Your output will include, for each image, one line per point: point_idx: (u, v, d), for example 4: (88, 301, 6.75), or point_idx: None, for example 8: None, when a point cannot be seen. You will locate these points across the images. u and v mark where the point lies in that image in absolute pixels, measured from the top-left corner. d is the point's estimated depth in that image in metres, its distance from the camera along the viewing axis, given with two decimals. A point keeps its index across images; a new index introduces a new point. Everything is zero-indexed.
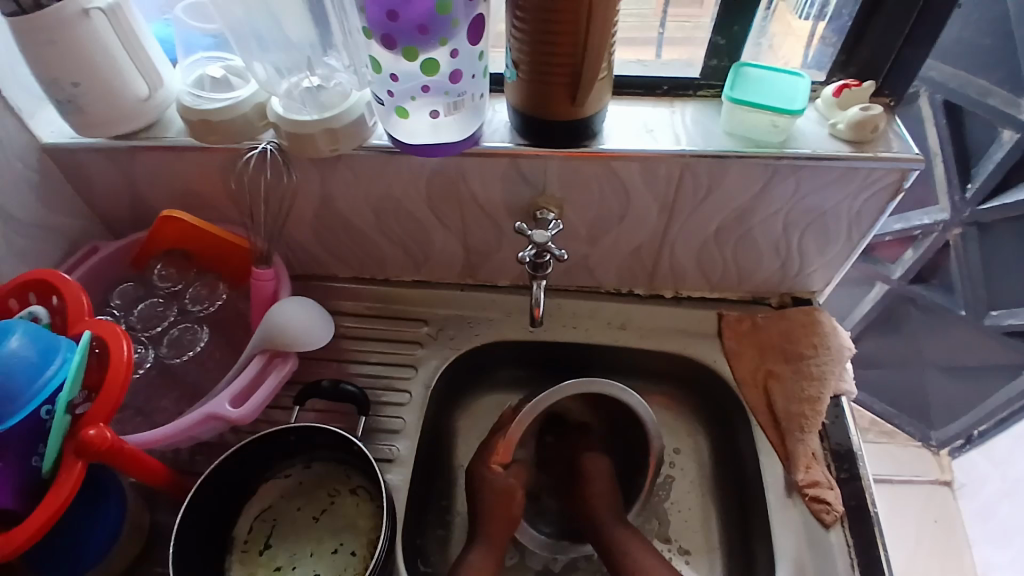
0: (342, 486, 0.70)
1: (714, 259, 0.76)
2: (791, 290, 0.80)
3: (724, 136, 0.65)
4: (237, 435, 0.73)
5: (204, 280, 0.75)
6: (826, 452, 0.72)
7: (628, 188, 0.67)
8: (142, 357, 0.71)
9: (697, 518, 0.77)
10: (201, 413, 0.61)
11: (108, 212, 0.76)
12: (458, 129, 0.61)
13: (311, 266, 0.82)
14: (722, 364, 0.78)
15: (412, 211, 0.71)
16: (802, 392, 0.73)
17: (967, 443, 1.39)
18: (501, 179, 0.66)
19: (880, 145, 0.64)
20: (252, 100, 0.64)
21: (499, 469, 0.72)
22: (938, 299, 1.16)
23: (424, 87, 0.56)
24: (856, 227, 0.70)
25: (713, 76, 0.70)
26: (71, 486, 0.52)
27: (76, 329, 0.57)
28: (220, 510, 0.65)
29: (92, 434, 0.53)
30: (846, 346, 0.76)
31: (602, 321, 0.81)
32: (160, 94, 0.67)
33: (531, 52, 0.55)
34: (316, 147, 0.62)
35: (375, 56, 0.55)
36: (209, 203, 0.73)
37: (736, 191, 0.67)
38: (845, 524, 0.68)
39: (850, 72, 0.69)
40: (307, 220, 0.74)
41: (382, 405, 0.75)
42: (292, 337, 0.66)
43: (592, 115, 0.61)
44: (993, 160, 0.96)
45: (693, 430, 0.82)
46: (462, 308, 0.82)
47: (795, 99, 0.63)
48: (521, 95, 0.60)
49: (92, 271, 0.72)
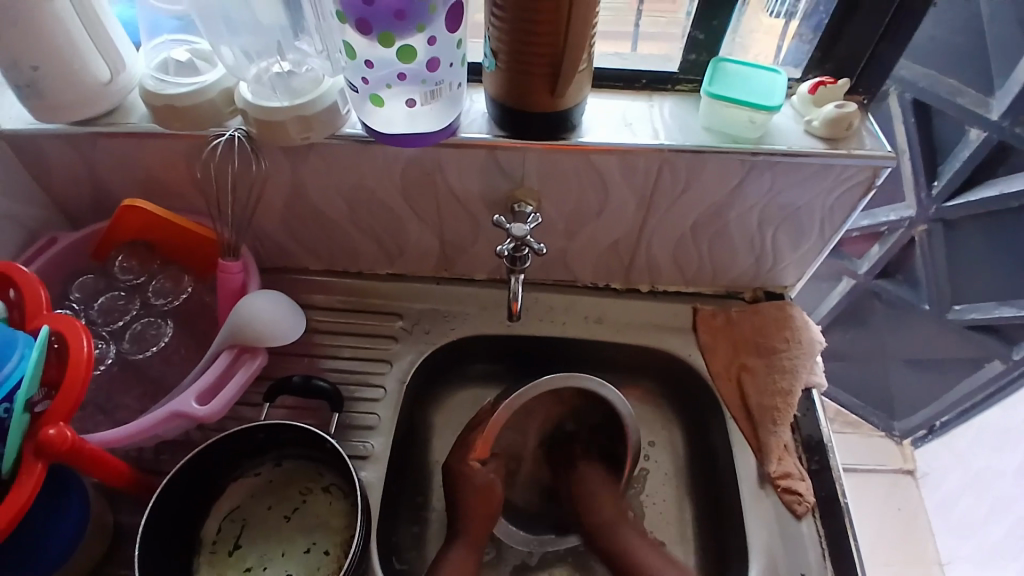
0: (314, 483, 0.68)
1: (690, 254, 0.76)
2: (763, 284, 0.81)
3: (702, 131, 0.65)
4: (203, 433, 0.71)
5: (168, 272, 0.72)
6: (797, 443, 0.73)
7: (607, 182, 0.66)
8: (104, 352, 0.68)
9: (672, 510, 0.77)
10: (166, 410, 0.58)
11: (67, 201, 0.73)
12: (434, 119, 0.59)
13: (280, 258, 0.79)
14: (697, 358, 0.78)
15: (386, 202, 0.70)
16: (774, 385, 0.74)
17: (930, 433, 1.44)
18: (477, 170, 0.65)
19: (853, 143, 0.64)
20: (219, 85, 0.61)
21: (477, 466, 0.70)
22: (903, 294, 1.19)
23: (401, 75, 0.55)
24: (829, 224, 0.71)
25: (691, 71, 0.70)
26: (31, 488, 0.50)
27: (33, 325, 0.55)
28: (186, 511, 0.63)
29: (52, 434, 0.51)
30: (817, 340, 0.77)
31: (578, 315, 0.81)
32: (122, 78, 0.64)
33: (511, 42, 0.54)
34: (287, 134, 0.60)
35: (349, 41, 0.53)
36: (175, 192, 0.71)
37: (712, 187, 0.67)
38: (816, 515, 0.69)
39: (826, 69, 0.70)
40: (277, 211, 0.72)
41: (354, 400, 0.73)
42: (260, 331, 0.64)
43: (571, 108, 0.60)
44: (959, 159, 0.98)
45: (668, 423, 0.83)
46: (436, 302, 0.80)
47: (774, 95, 0.63)
48: (500, 85, 0.58)
49: (49, 263, 0.68)
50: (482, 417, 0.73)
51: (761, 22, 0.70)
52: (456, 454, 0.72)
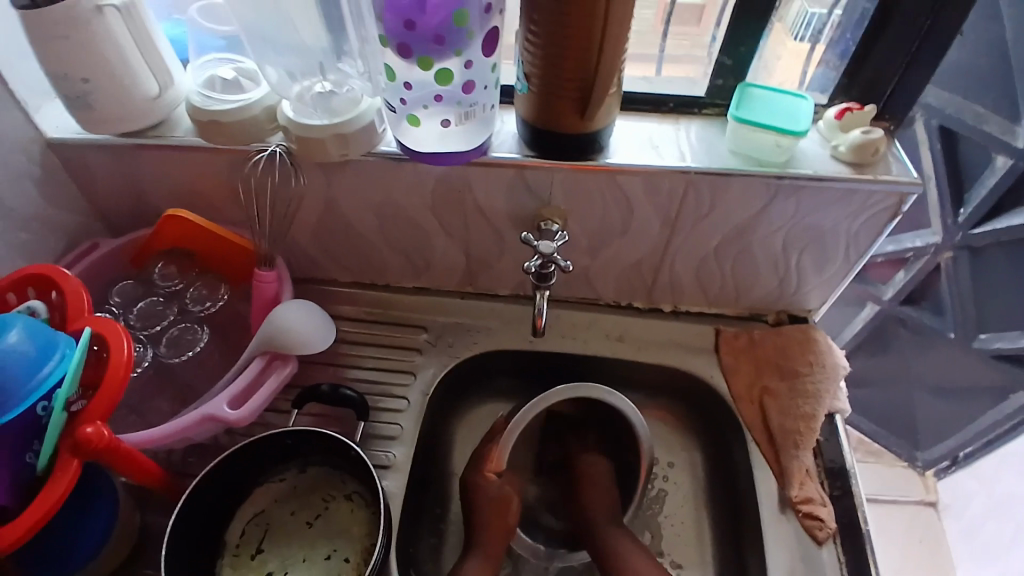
0: (337, 491, 0.70)
1: (713, 275, 0.77)
2: (787, 307, 0.81)
3: (728, 154, 0.66)
4: (231, 438, 0.72)
5: (205, 280, 0.74)
6: (819, 469, 0.72)
7: (632, 202, 0.67)
8: (141, 355, 0.70)
9: (690, 531, 0.77)
10: (198, 414, 0.60)
11: (109, 209, 0.76)
12: (466, 139, 0.61)
13: (310, 269, 0.82)
14: (718, 378, 0.79)
15: (415, 217, 0.72)
16: (798, 409, 0.74)
17: (953, 464, 1.40)
18: (506, 189, 0.67)
19: (880, 168, 0.65)
20: (263, 102, 0.64)
21: (493, 478, 0.71)
22: (927, 320, 1.18)
23: (437, 96, 0.57)
24: (854, 248, 0.71)
25: (718, 95, 0.72)
26: (65, 485, 0.52)
27: (75, 326, 0.57)
28: (212, 513, 0.65)
29: (90, 433, 0.53)
30: (840, 364, 0.77)
31: (600, 333, 0.81)
32: (170, 93, 0.67)
33: (543, 66, 0.56)
34: (324, 150, 0.62)
35: (390, 64, 0.55)
36: (212, 203, 0.73)
37: (737, 210, 0.68)
38: (837, 540, 0.68)
39: (852, 95, 0.71)
40: (310, 223, 0.74)
41: (379, 411, 0.75)
42: (291, 340, 0.66)
43: (599, 130, 0.61)
44: (985, 187, 0.97)
45: (688, 444, 0.83)
46: (460, 316, 0.82)
47: (800, 121, 0.64)
48: (531, 108, 0.60)
49: (92, 268, 0.71)
50: (496, 432, 0.74)
51: (784, 46, 0.71)
52: (473, 466, 0.73)
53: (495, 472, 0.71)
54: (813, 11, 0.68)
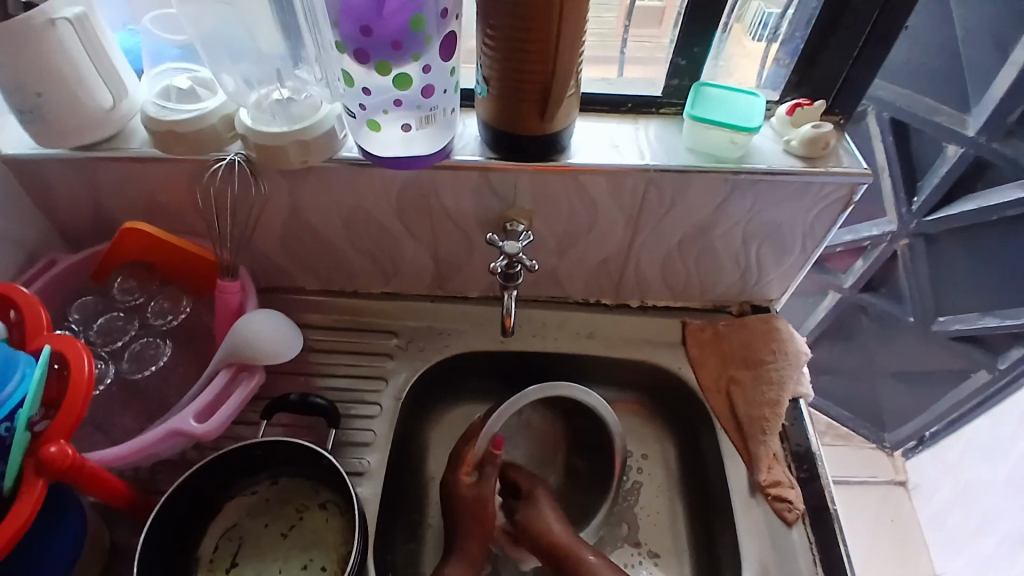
0: (310, 500, 0.69)
1: (678, 270, 0.78)
2: (750, 298, 0.83)
3: (686, 152, 0.68)
4: (199, 453, 0.71)
5: (166, 292, 0.73)
6: (786, 453, 0.75)
7: (596, 202, 0.69)
8: (103, 371, 0.69)
9: (666, 522, 0.78)
10: (164, 428, 0.59)
11: (67, 223, 0.74)
12: (429, 142, 0.61)
13: (277, 279, 0.81)
14: (686, 371, 0.80)
15: (382, 222, 0.71)
16: (763, 396, 0.76)
17: (919, 444, 1.46)
18: (472, 192, 0.67)
19: (830, 161, 0.67)
20: (219, 112, 0.63)
21: (468, 479, 0.71)
22: (889, 307, 1.22)
23: (397, 101, 0.57)
24: (810, 238, 0.73)
25: (673, 95, 0.73)
26: (32, 505, 0.51)
27: (34, 344, 0.56)
28: (182, 530, 0.63)
29: (53, 452, 0.51)
30: (802, 351, 0.79)
31: (570, 330, 0.83)
32: (124, 104, 0.65)
33: (503, 69, 0.56)
34: (286, 158, 0.62)
35: (348, 70, 0.55)
36: (174, 213, 0.72)
37: (697, 206, 0.69)
38: (806, 523, 0.70)
39: (802, 92, 0.73)
40: (275, 231, 0.73)
41: (351, 418, 0.74)
42: (256, 352, 0.65)
43: (560, 130, 0.62)
44: (937, 175, 1.01)
45: (661, 437, 0.84)
46: (431, 320, 0.82)
47: (752, 118, 0.66)
48: (492, 110, 0.61)
49: (50, 283, 0.69)
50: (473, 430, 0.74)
51: (745, 45, 0.73)
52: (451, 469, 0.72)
53: (471, 473, 0.71)
54: (768, 11, 0.70)
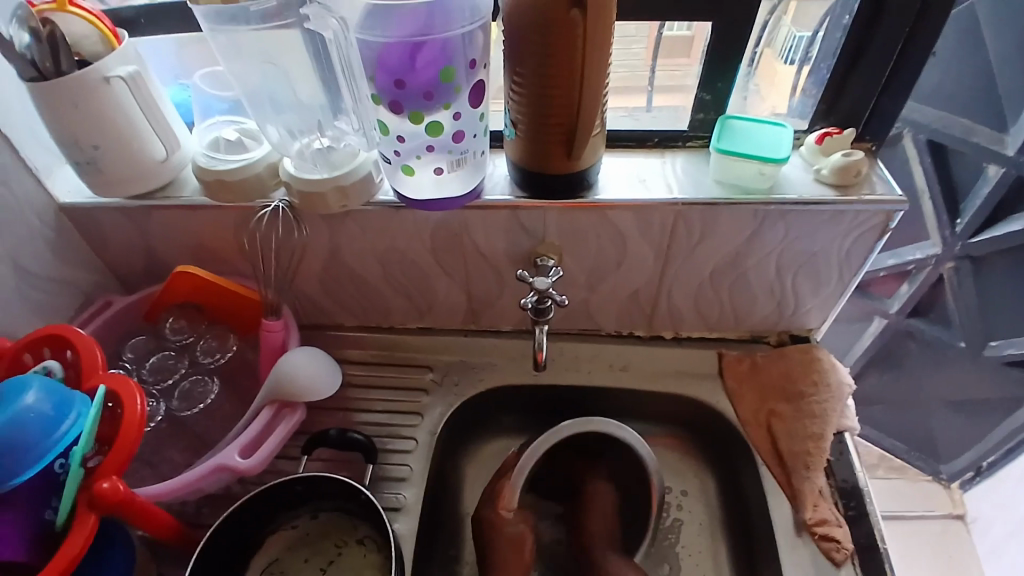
0: (348, 536, 0.70)
1: (711, 301, 0.78)
2: (788, 328, 0.82)
3: (714, 184, 0.68)
4: (243, 487, 0.73)
5: (215, 331, 0.76)
6: (832, 490, 0.72)
7: (625, 235, 0.69)
8: (154, 409, 0.72)
9: (707, 559, 0.76)
10: (210, 465, 0.61)
11: (123, 267, 0.79)
12: (460, 184, 0.63)
13: (316, 316, 0.84)
14: (724, 403, 0.79)
15: (416, 261, 0.74)
16: (806, 430, 0.74)
17: (977, 475, 1.38)
18: (503, 230, 0.69)
19: (863, 189, 0.67)
20: (265, 160, 0.67)
21: (506, 515, 0.71)
22: (936, 333, 1.18)
23: (429, 147, 0.59)
24: (847, 267, 0.72)
25: (700, 128, 0.74)
26: (83, 539, 0.53)
27: (89, 383, 0.59)
28: (225, 565, 0.65)
29: (105, 488, 0.54)
30: (845, 382, 0.77)
31: (604, 363, 0.83)
32: (176, 155, 0.70)
33: (529, 112, 0.59)
34: (326, 203, 0.65)
35: (383, 120, 0.58)
36: (221, 257, 0.76)
37: (728, 237, 0.69)
38: (856, 563, 0.68)
39: (831, 121, 0.73)
40: (315, 272, 0.76)
41: (388, 453, 0.75)
42: (298, 387, 0.67)
43: (587, 168, 0.63)
44: (979, 197, 0.99)
45: (699, 470, 0.82)
46: (465, 355, 0.83)
47: (780, 148, 0.66)
48: (520, 151, 0.63)
49: (105, 324, 0.74)
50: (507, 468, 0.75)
51: (777, 68, 0.74)
52: (487, 505, 0.72)
53: (507, 509, 0.71)
54: (799, 36, 0.71)
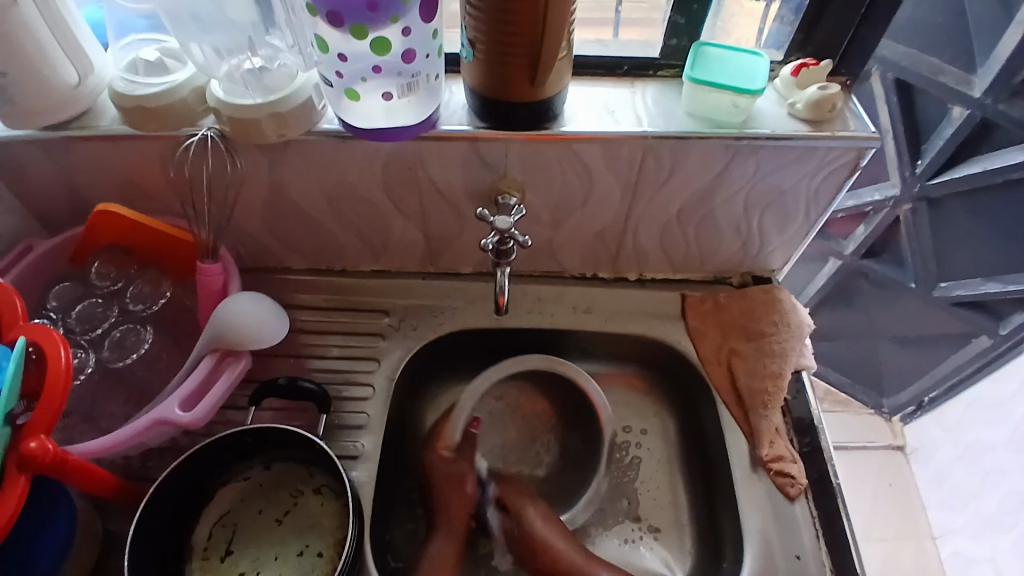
0: (304, 485, 0.68)
1: (676, 239, 0.75)
2: (751, 269, 0.81)
3: (686, 117, 0.64)
4: (190, 438, 0.70)
5: (146, 276, 0.70)
6: (788, 426, 0.73)
7: (591, 171, 0.65)
8: (83, 361, 0.67)
9: (666, 496, 0.77)
10: (148, 418, 0.57)
11: (42, 206, 0.71)
12: (413, 112, 0.58)
13: (262, 258, 0.78)
14: (686, 344, 0.78)
15: (368, 197, 0.68)
16: (765, 368, 0.74)
17: (918, 409, 1.45)
18: (460, 163, 0.64)
19: (837, 125, 0.64)
20: (190, 84, 0.60)
21: (445, 455, 0.72)
22: (890, 273, 1.20)
23: (376, 68, 0.54)
24: (815, 205, 0.70)
25: (673, 56, 0.69)
26: (13, 505, 0.49)
27: (10, 336, 0.54)
28: (174, 520, 0.62)
29: (34, 447, 0.49)
30: (804, 323, 0.76)
31: (567, 305, 0.80)
32: (91, 80, 0.61)
33: (488, 31, 0.53)
34: (261, 131, 0.58)
35: (322, 35, 0.52)
36: (153, 194, 0.69)
37: (696, 174, 0.66)
38: (809, 497, 0.69)
39: (808, 51, 0.69)
40: (257, 209, 0.70)
41: (344, 400, 0.73)
42: (241, 335, 0.63)
43: (552, 97, 0.59)
44: (942, 137, 0.98)
45: (659, 410, 0.82)
46: (423, 298, 0.80)
47: (756, 78, 0.62)
48: (479, 77, 0.57)
49: (27, 270, 0.66)
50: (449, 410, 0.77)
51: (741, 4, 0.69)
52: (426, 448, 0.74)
53: (446, 448, 0.73)
54: None
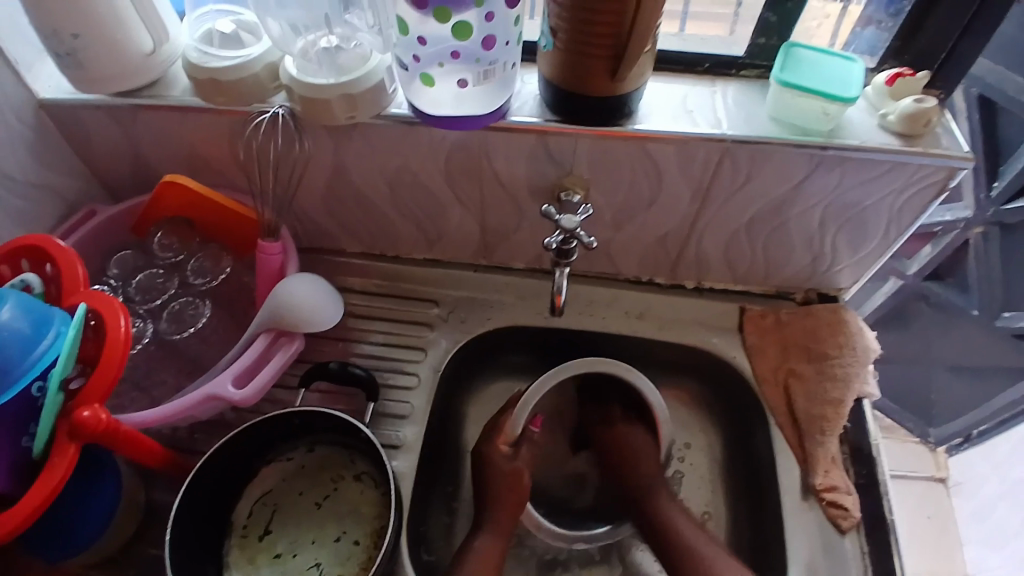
0: (345, 470, 0.67)
1: (742, 250, 0.72)
2: (817, 286, 0.77)
3: (769, 122, 0.61)
4: (236, 414, 0.70)
5: (207, 251, 0.71)
6: (844, 456, 0.69)
7: (661, 172, 0.63)
8: (142, 330, 0.67)
9: (710, 517, 0.74)
10: (200, 393, 0.57)
11: (108, 173, 0.72)
12: (483, 102, 0.56)
13: (318, 239, 0.78)
14: (743, 360, 0.75)
15: (427, 185, 0.67)
16: (826, 394, 0.70)
17: (966, 441, 1.38)
18: (526, 157, 0.62)
19: (929, 141, 0.60)
20: (264, 59, 0.59)
21: (504, 449, 0.71)
22: (953, 298, 1.13)
23: (454, 53, 0.52)
24: (895, 225, 0.66)
25: (759, 56, 0.66)
26: (63, 470, 0.49)
27: (70, 301, 0.54)
28: (218, 496, 0.62)
29: (87, 416, 0.50)
30: (872, 348, 0.72)
31: (620, 310, 0.78)
32: (165, 49, 0.62)
33: (572, 20, 0.51)
34: (331, 113, 0.58)
35: (403, 17, 0.51)
36: (216, 170, 0.69)
37: (771, 183, 0.63)
38: (861, 532, 0.66)
39: (905, 61, 0.65)
40: (317, 191, 0.70)
41: (389, 388, 0.72)
42: (297, 316, 0.63)
43: (630, 93, 0.56)
44: (1021, 161, 0.91)
45: (707, 425, 0.79)
46: (473, 290, 0.78)
47: (851, 85, 0.59)
48: (556, 66, 0.55)
49: (88, 235, 0.68)
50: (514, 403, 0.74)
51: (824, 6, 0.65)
52: (486, 439, 0.72)
53: (507, 443, 0.71)
54: None
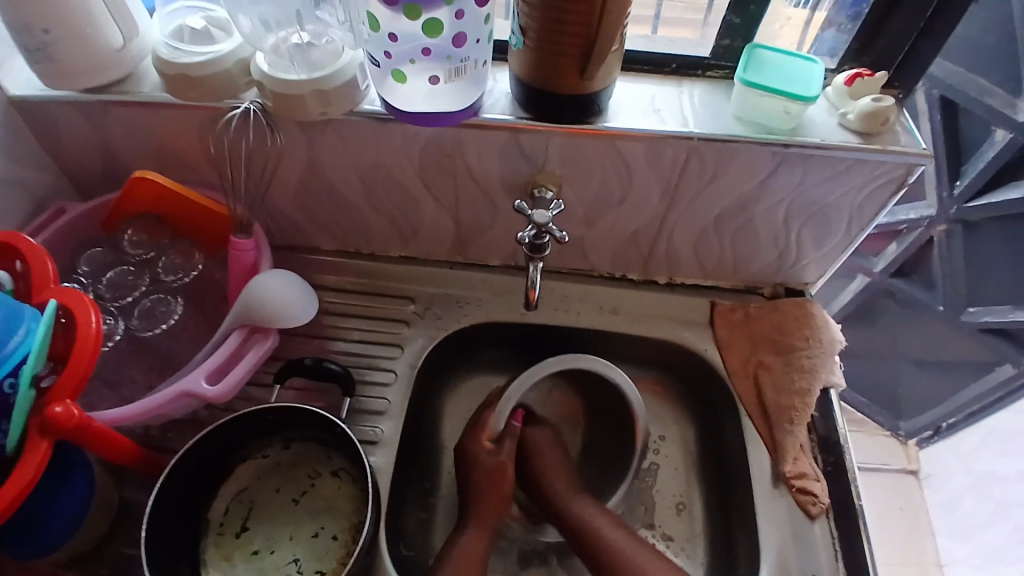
0: (322, 466, 0.67)
1: (711, 246, 0.74)
2: (785, 281, 0.79)
3: (734, 121, 0.63)
4: (210, 412, 0.70)
5: (178, 247, 0.70)
6: (813, 442, 0.72)
7: (631, 168, 0.64)
8: (111, 328, 0.67)
9: (683, 507, 0.76)
10: (174, 389, 0.57)
11: (77, 170, 0.71)
12: (456, 98, 0.57)
13: (292, 237, 0.78)
14: (714, 353, 0.77)
15: (401, 181, 0.68)
16: (794, 384, 0.72)
17: (935, 434, 1.41)
18: (500, 154, 0.63)
19: (888, 139, 0.62)
20: (235, 56, 0.59)
21: (488, 444, 0.72)
22: (919, 294, 1.16)
23: (425, 50, 0.53)
24: (857, 221, 0.68)
25: (724, 57, 0.68)
26: (35, 467, 0.49)
27: (40, 298, 0.54)
28: (192, 495, 0.62)
29: (59, 411, 0.49)
30: (838, 339, 0.74)
31: (594, 305, 0.79)
32: (135, 44, 0.62)
33: (541, 19, 0.52)
34: (304, 108, 0.58)
35: (374, 12, 0.51)
36: (188, 166, 0.69)
37: (739, 180, 0.65)
38: (830, 517, 0.68)
39: (863, 61, 0.67)
40: (291, 187, 0.70)
41: (365, 384, 0.72)
42: (272, 311, 0.63)
43: (599, 91, 0.57)
44: (983, 160, 0.94)
45: (680, 418, 0.81)
46: (450, 287, 0.79)
47: (810, 85, 0.61)
48: (527, 64, 0.56)
49: (58, 232, 0.67)
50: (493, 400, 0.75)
51: (788, 11, 0.68)
52: (469, 435, 0.72)
53: (490, 438, 0.72)
54: None
